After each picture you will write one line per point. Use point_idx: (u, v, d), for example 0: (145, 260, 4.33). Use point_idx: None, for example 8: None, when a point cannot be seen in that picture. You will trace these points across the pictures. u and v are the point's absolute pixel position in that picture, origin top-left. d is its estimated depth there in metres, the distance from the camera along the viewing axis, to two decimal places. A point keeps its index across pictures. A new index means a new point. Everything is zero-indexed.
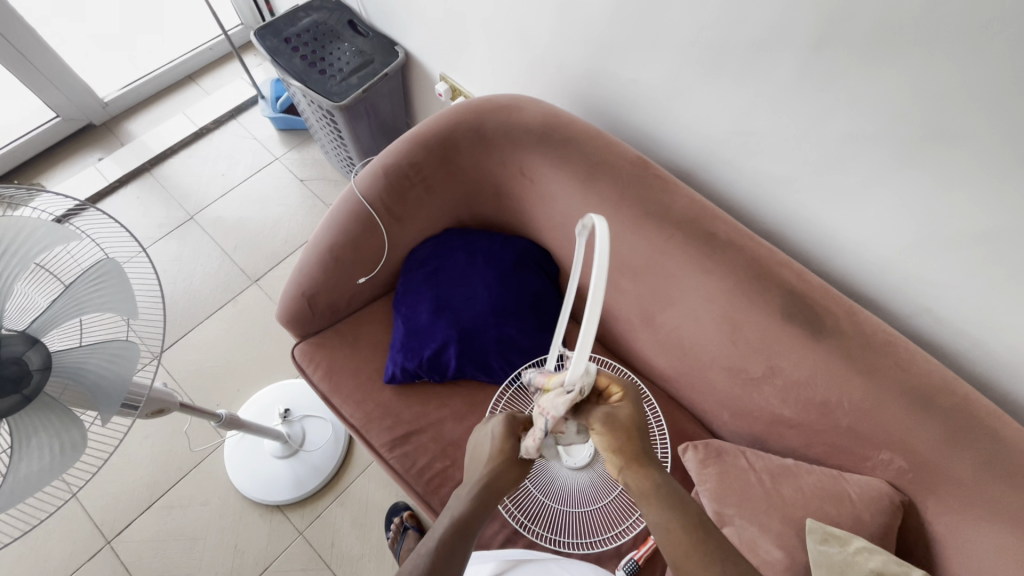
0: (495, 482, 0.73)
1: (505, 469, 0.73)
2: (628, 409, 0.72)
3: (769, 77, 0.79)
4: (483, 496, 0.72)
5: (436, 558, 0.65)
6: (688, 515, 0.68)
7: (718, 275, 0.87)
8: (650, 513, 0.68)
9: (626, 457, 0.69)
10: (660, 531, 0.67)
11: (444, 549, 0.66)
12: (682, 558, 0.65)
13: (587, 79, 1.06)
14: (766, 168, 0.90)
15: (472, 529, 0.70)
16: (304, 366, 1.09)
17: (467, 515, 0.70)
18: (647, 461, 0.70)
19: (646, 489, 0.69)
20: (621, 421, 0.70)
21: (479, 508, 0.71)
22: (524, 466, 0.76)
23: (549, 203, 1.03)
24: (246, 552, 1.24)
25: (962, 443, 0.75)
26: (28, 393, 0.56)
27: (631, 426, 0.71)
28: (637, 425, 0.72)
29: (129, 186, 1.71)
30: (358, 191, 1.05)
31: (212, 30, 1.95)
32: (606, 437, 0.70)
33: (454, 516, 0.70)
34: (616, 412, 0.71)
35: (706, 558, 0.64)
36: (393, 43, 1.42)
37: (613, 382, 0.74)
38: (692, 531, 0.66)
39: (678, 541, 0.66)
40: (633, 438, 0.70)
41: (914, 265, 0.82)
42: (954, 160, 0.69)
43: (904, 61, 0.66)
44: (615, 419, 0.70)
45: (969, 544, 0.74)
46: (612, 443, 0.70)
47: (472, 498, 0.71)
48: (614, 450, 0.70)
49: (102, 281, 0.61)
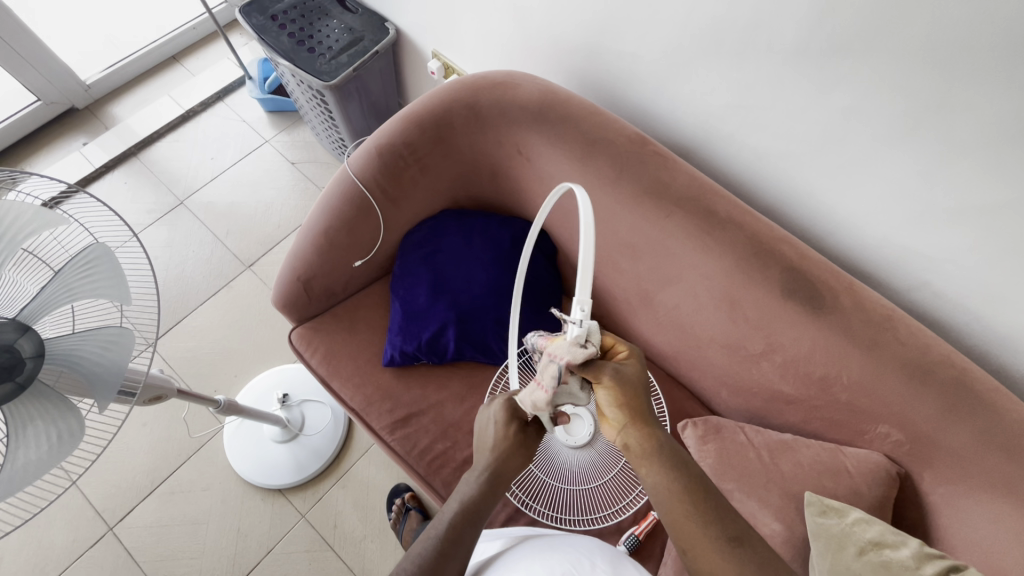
0: (502, 467, 0.73)
1: (511, 454, 0.73)
2: (635, 367, 0.70)
3: (769, 49, 0.78)
4: (488, 485, 0.72)
5: (443, 544, 0.65)
6: (691, 479, 0.67)
7: (718, 252, 0.87)
8: (649, 476, 0.68)
9: (630, 415, 0.68)
10: (659, 493, 0.67)
11: (452, 536, 0.67)
12: (678, 522, 0.66)
13: (584, 54, 1.03)
14: (766, 143, 0.89)
15: (478, 517, 0.70)
16: (302, 351, 1.09)
17: (473, 502, 0.70)
18: (649, 421, 0.69)
19: (647, 449, 0.68)
20: (630, 379, 0.68)
21: (483, 497, 0.71)
22: (529, 451, 0.75)
23: (546, 182, 1.02)
24: (249, 536, 1.25)
25: (959, 415, 0.75)
26: (23, 381, 0.55)
27: (638, 385, 0.69)
28: (642, 383, 0.70)
29: (117, 171, 1.68)
30: (351, 172, 1.03)
31: (196, 8, 1.89)
32: (614, 395, 0.68)
33: (460, 504, 0.70)
34: (626, 369, 0.68)
35: (706, 523, 0.65)
36: (383, 20, 1.39)
37: (619, 341, 0.72)
38: (695, 494, 0.66)
39: (675, 505, 0.66)
40: (639, 398, 0.69)
41: (913, 238, 0.82)
42: (957, 131, 0.68)
43: (909, 30, 0.65)
44: (622, 375, 0.68)
45: (964, 513, 0.76)
46: (616, 397, 0.68)
47: (479, 484, 0.71)
48: (619, 407, 0.69)
49: (93, 266, 0.60)
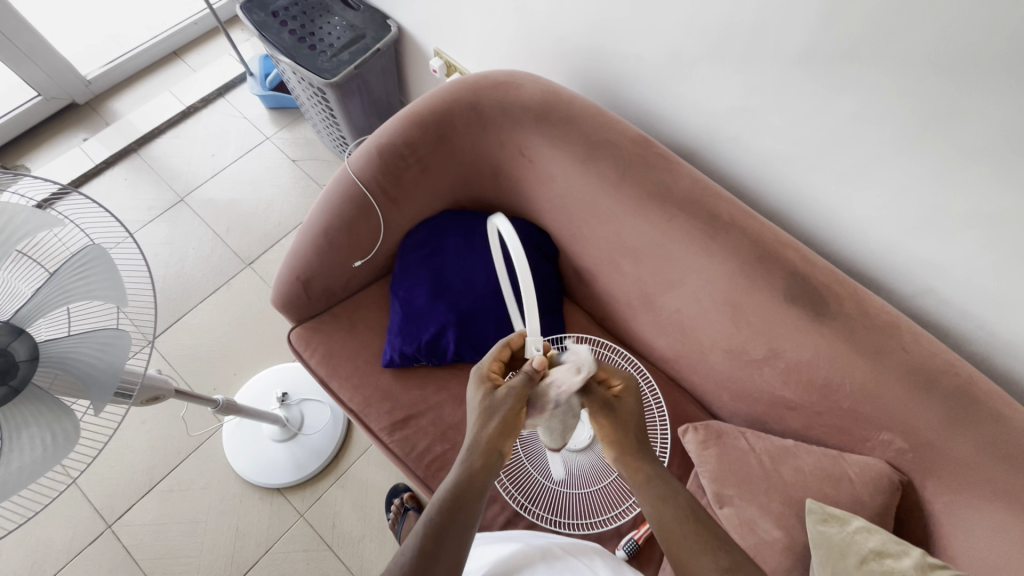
0: (482, 441, 0.67)
1: (487, 423, 0.69)
2: (630, 402, 0.74)
3: (775, 53, 0.77)
4: (470, 468, 0.66)
5: (427, 541, 0.59)
6: (681, 506, 0.67)
7: (721, 257, 0.86)
8: (646, 498, 0.69)
9: (620, 447, 0.73)
10: (655, 516, 0.68)
11: (436, 531, 0.60)
12: (671, 548, 0.65)
13: (588, 55, 1.02)
14: (770, 146, 0.88)
15: (465, 509, 0.63)
16: (301, 351, 1.08)
17: (454, 493, 0.64)
18: (644, 449, 0.73)
19: (638, 478, 0.71)
20: (622, 415, 0.73)
21: (469, 482, 0.65)
22: (505, 419, 0.69)
23: (548, 184, 1.01)
24: (247, 535, 1.25)
25: (963, 424, 0.75)
26: (16, 385, 0.55)
27: (632, 420, 0.74)
28: (635, 418, 0.74)
29: (117, 167, 1.67)
30: (351, 172, 1.02)
31: (197, 4, 1.88)
32: (607, 429, 0.74)
33: (442, 496, 0.64)
34: (618, 406, 0.74)
35: (699, 545, 0.64)
36: (385, 17, 1.38)
37: (614, 374, 0.76)
38: (685, 520, 0.66)
39: (667, 530, 0.66)
40: (631, 431, 0.73)
41: (919, 245, 0.81)
42: (966, 137, 0.67)
43: (921, 33, 0.63)
44: (616, 412, 0.73)
45: (967, 522, 0.75)
46: (607, 432, 0.74)
47: (463, 470, 0.66)
48: (612, 441, 0.74)
49: (87, 268, 0.60)
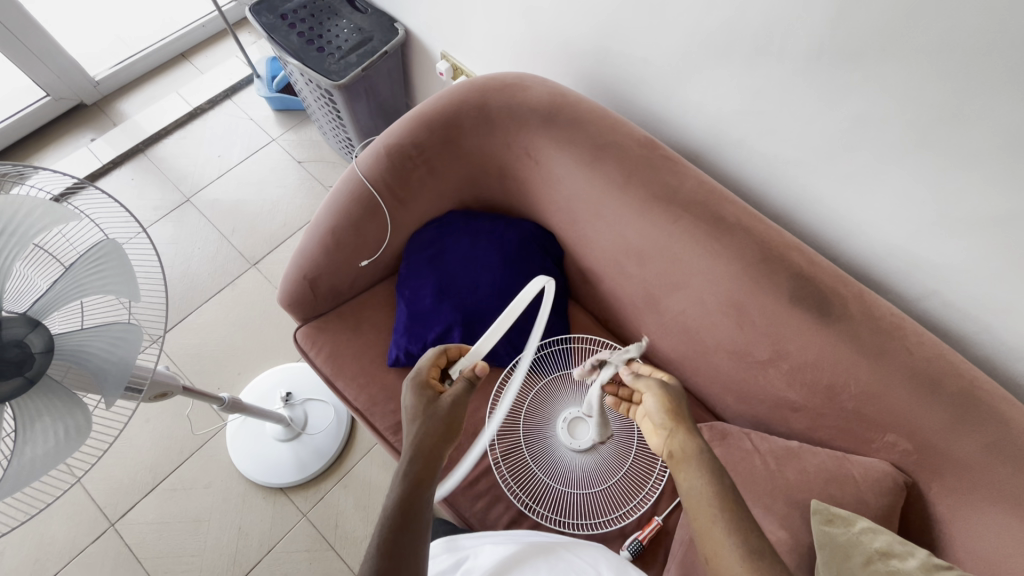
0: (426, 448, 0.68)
1: (427, 431, 0.70)
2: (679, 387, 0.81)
3: (781, 56, 0.78)
4: (417, 472, 0.66)
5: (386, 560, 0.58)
6: (726, 484, 0.67)
7: (725, 258, 0.87)
8: (685, 478, 0.69)
9: (673, 419, 0.75)
10: (691, 495, 0.67)
11: (392, 544, 0.59)
12: (706, 523, 0.64)
13: (594, 57, 1.03)
14: (776, 149, 0.89)
15: (419, 513, 0.63)
16: (307, 350, 1.09)
17: (403, 507, 0.63)
18: (692, 428, 0.74)
19: (689, 451, 0.71)
20: (676, 394, 0.79)
21: (415, 489, 0.65)
22: (447, 424, 0.71)
23: (554, 185, 1.02)
24: (250, 534, 1.25)
25: (968, 425, 0.75)
26: (31, 376, 0.56)
27: (683, 400, 0.78)
28: (685, 402, 0.79)
29: (124, 167, 1.68)
30: (360, 172, 1.03)
31: (205, 6, 1.90)
32: (661, 401, 0.78)
33: (390, 509, 0.63)
34: (670, 386, 0.80)
35: (727, 523, 0.63)
36: (392, 20, 1.39)
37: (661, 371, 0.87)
38: (726, 495, 0.65)
39: (707, 505, 0.65)
40: (683, 409, 0.77)
41: (924, 247, 0.81)
42: (972, 138, 0.68)
43: (924, 36, 0.64)
44: (670, 390, 0.79)
45: (973, 524, 0.75)
46: (665, 405, 0.77)
47: (404, 478, 0.66)
48: (665, 412, 0.76)
49: (102, 262, 0.60)
